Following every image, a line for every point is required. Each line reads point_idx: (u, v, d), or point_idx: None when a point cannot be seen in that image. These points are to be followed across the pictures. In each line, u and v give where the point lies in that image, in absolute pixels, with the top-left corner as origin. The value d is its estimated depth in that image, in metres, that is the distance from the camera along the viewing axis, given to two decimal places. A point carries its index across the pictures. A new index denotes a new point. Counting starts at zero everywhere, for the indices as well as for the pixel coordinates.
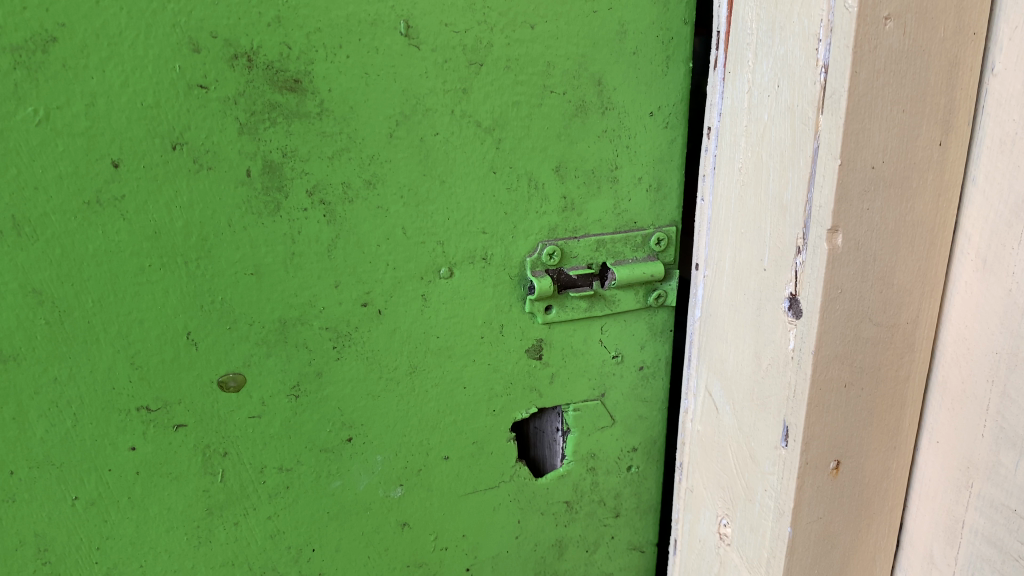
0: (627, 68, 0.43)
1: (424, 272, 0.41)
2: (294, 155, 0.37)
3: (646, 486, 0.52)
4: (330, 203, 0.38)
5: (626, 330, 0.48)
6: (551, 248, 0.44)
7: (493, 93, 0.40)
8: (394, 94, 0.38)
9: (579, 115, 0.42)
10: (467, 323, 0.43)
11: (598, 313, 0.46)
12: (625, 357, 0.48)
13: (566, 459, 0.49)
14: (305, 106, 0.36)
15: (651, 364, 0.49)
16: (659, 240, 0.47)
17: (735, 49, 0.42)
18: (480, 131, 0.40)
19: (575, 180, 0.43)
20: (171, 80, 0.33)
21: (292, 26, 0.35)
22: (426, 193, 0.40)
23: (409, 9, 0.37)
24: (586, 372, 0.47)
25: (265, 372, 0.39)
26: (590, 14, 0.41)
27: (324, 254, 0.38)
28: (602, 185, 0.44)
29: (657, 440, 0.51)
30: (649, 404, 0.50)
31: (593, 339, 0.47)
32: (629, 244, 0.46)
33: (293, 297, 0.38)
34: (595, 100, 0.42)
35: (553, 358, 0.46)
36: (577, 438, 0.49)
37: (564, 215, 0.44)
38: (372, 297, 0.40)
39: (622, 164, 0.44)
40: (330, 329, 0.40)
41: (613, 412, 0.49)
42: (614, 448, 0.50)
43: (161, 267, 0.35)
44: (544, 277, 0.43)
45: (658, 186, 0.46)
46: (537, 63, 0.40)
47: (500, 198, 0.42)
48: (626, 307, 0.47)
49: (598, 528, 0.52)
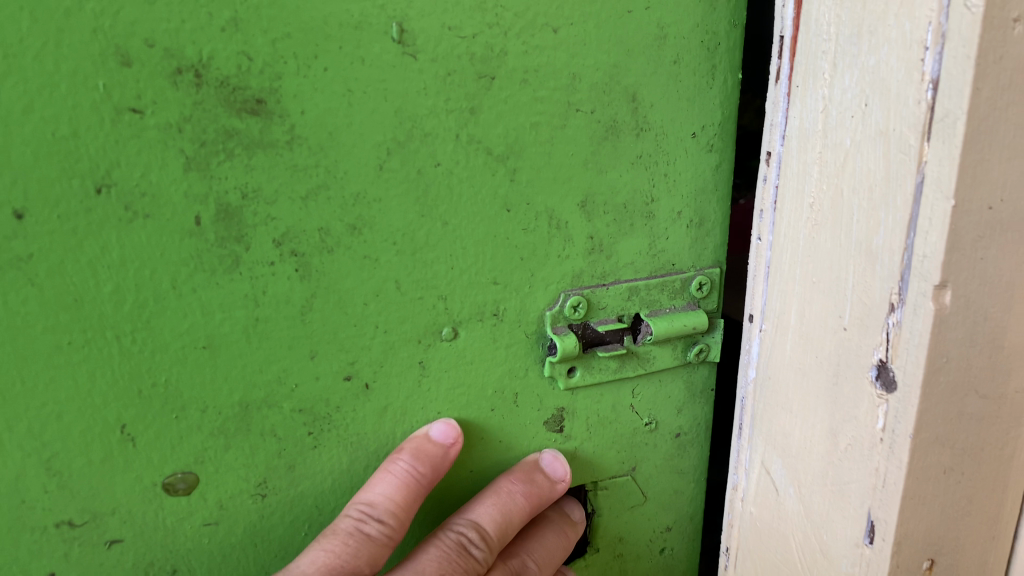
0: (667, 81, 0.35)
1: (421, 334, 0.33)
2: (257, 196, 0.29)
3: (678, 567, 0.45)
4: (304, 255, 0.30)
5: (661, 392, 0.40)
6: (576, 299, 0.36)
7: (506, 113, 0.32)
8: (384, 116, 0.30)
9: (609, 138, 0.35)
10: (473, 392, 0.35)
11: (631, 374, 0.38)
12: (659, 422, 0.41)
13: (591, 545, 0.41)
14: (271, 132, 0.28)
15: (687, 430, 0.42)
16: (700, 285, 0.39)
17: (804, 55, 0.34)
18: (491, 160, 0.32)
19: (603, 217, 0.36)
20: (93, 102, 0.25)
21: (253, 32, 0.27)
22: (424, 239, 0.32)
23: (403, 8, 0.29)
24: (614, 443, 0.40)
25: (223, 468, 0.31)
26: (623, 14, 0.33)
27: (296, 318, 0.31)
28: (637, 222, 0.37)
29: (694, 515, 0.44)
30: (685, 475, 0.43)
31: (622, 404, 0.39)
32: (665, 290, 0.38)
33: (257, 374, 0.30)
34: (629, 119, 0.35)
35: (575, 429, 0.39)
36: (602, 519, 0.41)
37: (591, 259, 0.36)
38: (358, 368, 0.32)
39: (658, 197, 0.37)
40: (305, 411, 0.32)
41: (644, 487, 0.42)
42: (644, 528, 0.43)
43: (84, 345, 0.27)
44: (568, 335, 0.36)
45: (699, 222, 0.38)
46: (560, 75, 0.33)
47: (516, 242, 0.34)
48: (661, 365, 0.39)
49: None
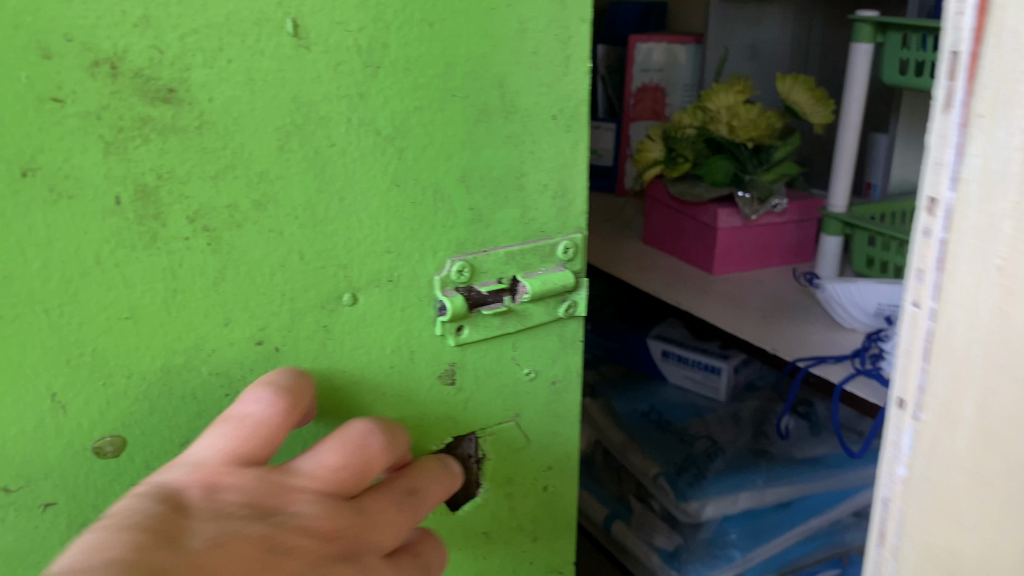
0: (529, 69, 0.39)
1: (324, 300, 0.37)
2: (171, 177, 0.31)
3: (561, 503, 0.50)
4: (215, 231, 0.33)
5: (538, 343, 0.45)
6: (460, 264, 0.40)
7: (392, 97, 0.36)
8: (283, 101, 0.33)
9: (483, 119, 0.39)
10: (374, 351, 0.39)
11: (512, 329, 0.43)
12: (538, 373, 0.46)
13: (482, 487, 0.46)
14: (182, 118, 0.31)
15: (562, 378, 0.47)
16: (568, 248, 0.44)
17: (994, 65, 0.24)
18: (380, 140, 0.36)
19: (481, 190, 0.40)
20: (17, 92, 0.28)
21: (163, 27, 0.30)
22: (325, 212, 0.36)
23: (296, 6, 0.32)
24: (500, 392, 0.45)
25: (148, 433, 0.34)
26: (489, 10, 0.37)
27: (209, 288, 0.34)
28: (511, 194, 0.41)
29: (571, 455, 0.49)
30: (562, 419, 0.48)
31: (505, 357, 0.44)
32: (538, 254, 0.43)
33: (176, 342, 0.33)
34: (499, 103, 0.39)
35: (465, 383, 0.43)
36: (491, 463, 0.46)
37: (471, 227, 0.40)
38: (268, 334, 0.36)
39: (528, 171, 0.41)
40: (222, 377, 0.35)
41: (527, 432, 0.47)
42: (528, 467, 0.48)
43: (14, 319, 0.30)
44: (455, 296, 0.41)
45: (564, 193, 0.43)
46: (436, 64, 0.37)
47: (405, 214, 0.38)
48: (537, 320, 0.44)
49: (518, 552, 0.49)
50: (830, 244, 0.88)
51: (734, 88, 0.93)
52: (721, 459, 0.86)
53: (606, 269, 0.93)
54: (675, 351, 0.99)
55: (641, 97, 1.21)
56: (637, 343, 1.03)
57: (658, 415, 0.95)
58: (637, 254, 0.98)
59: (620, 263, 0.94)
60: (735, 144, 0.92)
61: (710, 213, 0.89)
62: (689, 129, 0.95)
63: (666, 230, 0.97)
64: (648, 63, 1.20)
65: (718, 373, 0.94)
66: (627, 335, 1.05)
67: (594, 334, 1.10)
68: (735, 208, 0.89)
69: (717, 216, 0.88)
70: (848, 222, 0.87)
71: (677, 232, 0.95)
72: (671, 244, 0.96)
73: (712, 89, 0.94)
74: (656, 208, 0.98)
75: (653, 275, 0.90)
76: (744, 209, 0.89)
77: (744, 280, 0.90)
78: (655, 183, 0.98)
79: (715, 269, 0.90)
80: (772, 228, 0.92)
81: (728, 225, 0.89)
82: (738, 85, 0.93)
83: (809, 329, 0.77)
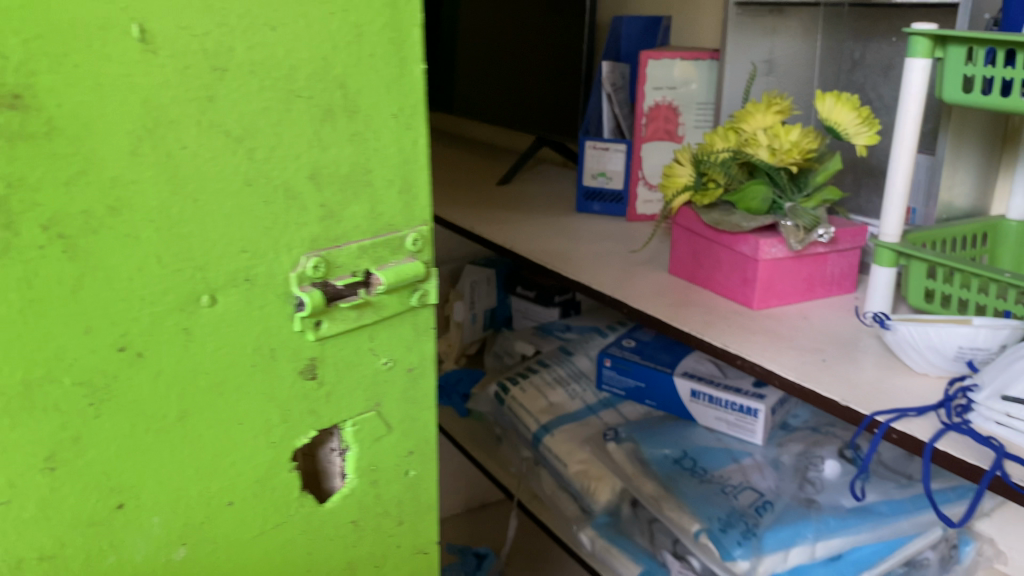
0: (368, 71, 0.49)
1: (183, 303, 0.45)
2: (22, 184, 0.38)
3: (420, 486, 0.61)
4: (70, 238, 0.40)
5: (392, 333, 0.56)
6: (316, 260, 0.49)
7: (240, 100, 0.44)
8: (131, 107, 0.40)
9: (328, 119, 0.48)
10: (237, 350, 0.48)
11: (367, 320, 0.53)
12: (395, 363, 0.56)
13: (347, 478, 0.57)
14: (31, 123, 0.38)
15: (416, 364, 0.58)
16: (415, 240, 0.54)
17: None
18: (230, 140, 0.44)
19: (331, 187, 0.49)
20: None
21: (6, 32, 0.36)
22: (177, 213, 0.43)
23: (140, 13, 0.40)
24: (360, 379, 0.55)
25: (16, 440, 0.41)
26: (327, 15, 0.46)
27: (67, 294, 0.41)
28: (359, 194, 0.51)
29: (428, 439, 0.60)
30: (416, 403, 0.59)
31: (363, 346, 0.54)
32: (387, 250, 0.53)
33: (38, 351, 0.41)
34: (341, 103, 0.48)
35: (325, 375, 0.53)
36: (354, 453, 0.56)
37: (323, 225, 0.50)
38: (129, 341, 0.44)
39: (374, 169, 0.51)
40: (84, 384, 0.43)
41: (387, 421, 0.57)
42: (389, 454, 0.58)
43: None
44: (313, 291, 0.50)
45: (408, 189, 0.53)
46: (281, 67, 0.45)
47: (257, 211, 0.46)
48: (390, 311, 0.55)
49: (383, 539, 0.60)
50: (882, 276, 0.87)
51: (770, 110, 0.92)
52: (770, 513, 0.91)
53: (646, 309, 0.93)
54: (706, 392, 1.03)
55: (653, 117, 1.25)
56: (662, 382, 1.07)
57: (690, 461, 1.00)
58: (669, 288, 0.98)
59: (658, 300, 0.94)
60: (771, 170, 0.91)
61: (751, 245, 0.89)
62: (722, 151, 0.94)
63: (693, 257, 0.98)
64: (660, 80, 1.24)
65: (757, 414, 0.99)
66: (651, 373, 1.07)
67: (615, 369, 1.11)
68: (779, 238, 0.89)
69: (760, 248, 0.89)
70: (903, 252, 0.86)
71: (710, 264, 0.95)
72: (706, 274, 0.96)
73: (747, 112, 0.94)
74: (688, 238, 0.98)
75: (694, 313, 0.90)
76: (788, 239, 0.89)
77: (790, 314, 0.90)
78: (685, 211, 0.98)
79: (756, 303, 0.91)
80: (813, 261, 0.93)
81: (770, 257, 0.89)
82: (774, 107, 0.92)
83: (852, 367, 0.77)
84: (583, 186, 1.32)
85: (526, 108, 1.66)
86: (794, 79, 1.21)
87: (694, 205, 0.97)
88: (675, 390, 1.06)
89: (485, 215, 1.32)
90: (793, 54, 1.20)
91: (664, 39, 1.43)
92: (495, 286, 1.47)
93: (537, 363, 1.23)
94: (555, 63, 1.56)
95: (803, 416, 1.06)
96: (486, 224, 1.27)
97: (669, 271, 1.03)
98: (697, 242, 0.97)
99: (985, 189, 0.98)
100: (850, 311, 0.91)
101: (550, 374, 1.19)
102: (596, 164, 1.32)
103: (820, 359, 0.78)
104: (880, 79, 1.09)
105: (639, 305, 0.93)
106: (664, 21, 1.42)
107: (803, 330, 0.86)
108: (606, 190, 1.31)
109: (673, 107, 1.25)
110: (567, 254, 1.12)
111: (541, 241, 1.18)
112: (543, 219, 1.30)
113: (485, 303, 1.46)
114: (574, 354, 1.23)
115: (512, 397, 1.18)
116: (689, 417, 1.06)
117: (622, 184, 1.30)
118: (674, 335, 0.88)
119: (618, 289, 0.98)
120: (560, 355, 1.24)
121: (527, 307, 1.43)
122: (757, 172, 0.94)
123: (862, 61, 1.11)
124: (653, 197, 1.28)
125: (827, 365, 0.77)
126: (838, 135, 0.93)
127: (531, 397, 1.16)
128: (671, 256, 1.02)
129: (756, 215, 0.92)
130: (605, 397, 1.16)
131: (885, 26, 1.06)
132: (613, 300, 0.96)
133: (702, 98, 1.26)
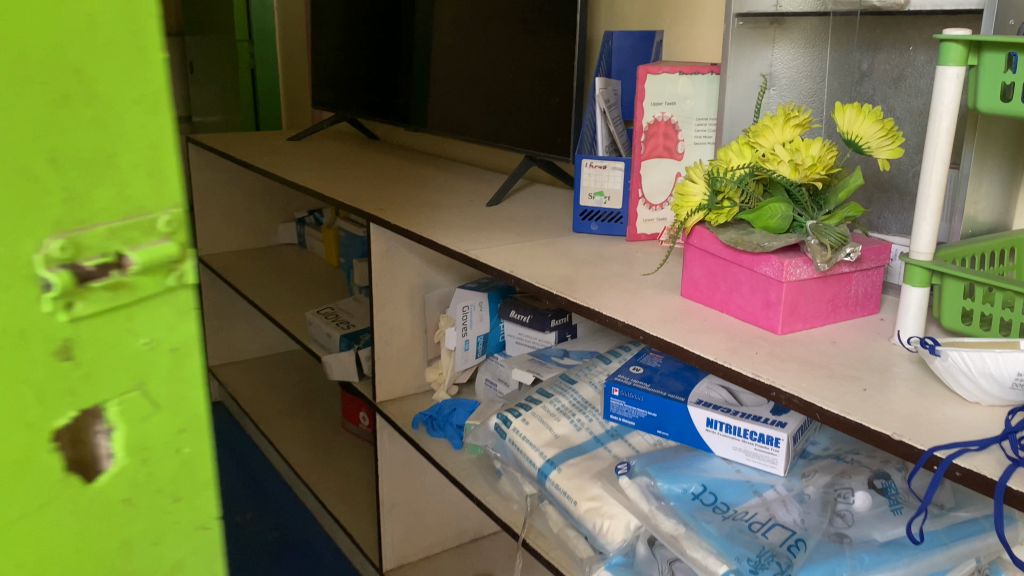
0: (93, 30, 0.39)
1: None
2: None
3: (208, 483, 0.49)
4: None
5: (156, 315, 0.44)
6: (57, 238, 0.39)
7: None
8: None
9: (59, 94, 0.38)
10: None
11: (123, 302, 0.42)
12: (157, 341, 0.45)
13: (110, 467, 0.44)
14: None
15: (180, 344, 0.46)
16: (171, 212, 0.44)
17: None
18: None
19: (63, 156, 0.39)
20: None
21: None
22: None
23: None
24: (113, 374, 0.43)
25: None
26: None
27: None
28: (95, 167, 0.40)
29: (209, 439, 0.49)
30: (187, 399, 0.47)
31: (120, 338, 0.43)
32: (143, 220, 0.43)
33: None
34: (74, 81, 0.38)
35: (84, 356, 0.41)
36: (122, 433, 0.44)
37: (61, 201, 0.39)
38: None
39: (115, 145, 0.41)
40: None
41: (155, 399, 0.45)
42: (168, 455, 0.46)
43: None
44: (56, 272, 0.39)
45: (157, 164, 0.43)
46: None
47: None
48: (153, 290, 0.44)
49: (170, 537, 0.47)
50: (915, 296, 0.82)
51: (789, 123, 0.87)
52: (803, 553, 0.85)
53: (664, 335, 0.87)
54: (723, 421, 0.97)
55: (652, 134, 1.19)
56: (675, 411, 1.01)
57: (711, 496, 0.94)
58: (685, 313, 0.93)
59: (675, 326, 0.89)
60: (793, 186, 0.86)
61: (775, 265, 0.84)
62: (740, 167, 0.89)
63: (710, 279, 0.93)
64: (659, 96, 1.18)
65: (779, 444, 0.94)
66: (662, 402, 1.02)
67: (623, 399, 1.06)
68: (803, 258, 0.84)
69: (784, 269, 0.83)
70: (936, 270, 0.81)
71: (729, 286, 0.90)
72: (724, 297, 0.91)
73: (764, 126, 0.88)
74: (704, 259, 0.93)
75: (715, 338, 0.85)
76: (814, 260, 0.84)
77: (817, 338, 0.85)
78: (700, 230, 0.93)
79: (780, 327, 0.85)
80: (838, 281, 0.88)
81: (794, 278, 0.84)
82: (793, 120, 0.87)
83: (898, 398, 0.72)
84: (580, 206, 1.28)
85: (514, 126, 1.61)
86: (797, 91, 1.15)
87: (710, 224, 0.92)
88: (689, 419, 1.00)
89: (477, 238, 1.27)
90: (796, 66, 1.14)
91: (657, 55, 1.37)
92: (488, 311, 1.41)
93: (538, 393, 1.17)
94: (543, 79, 1.52)
95: (822, 442, 1.01)
96: (481, 248, 1.21)
97: (683, 295, 0.98)
98: (714, 263, 0.92)
99: (1005, 206, 0.94)
100: (878, 335, 0.87)
101: (553, 404, 1.13)
102: (593, 183, 1.27)
103: (861, 389, 0.73)
104: (890, 91, 1.04)
105: (657, 332, 0.88)
106: (658, 36, 1.37)
107: (835, 355, 0.81)
108: (604, 210, 1.27)
109: (672, 123, 1.20)
110: (569, 280, 1.07)
111: (540, 266, 1.13)
112: (538, 242, 1.25)
113: (478, 329, 1.40)
114: (577, 382, 1.17)
115: (513, 429, 1.11)
116: (705, 448, 1.00)
117: (621, 204, 1.25)
118: (697, 362, 0.82)
119: (629, 315, 0.93)
120: (562, 383, 1.18)
121: (521, 329, 1.38)
122: (776, 188, 0.89)
123: (871, 73, 1.06)
124: (653, 217, 1.24)
125: (868, 395, 0.72)
126: (862, 148, 0.88)
127: (534, 429, 1.10)
128: (684, 279, 0.98)
129: (779, 234, 0.87)
130: (612, 427, 1.10)
131: (897, 36, 1.02)
132: (628, 327, 0.91)
133: (702, 114, 1.21)
